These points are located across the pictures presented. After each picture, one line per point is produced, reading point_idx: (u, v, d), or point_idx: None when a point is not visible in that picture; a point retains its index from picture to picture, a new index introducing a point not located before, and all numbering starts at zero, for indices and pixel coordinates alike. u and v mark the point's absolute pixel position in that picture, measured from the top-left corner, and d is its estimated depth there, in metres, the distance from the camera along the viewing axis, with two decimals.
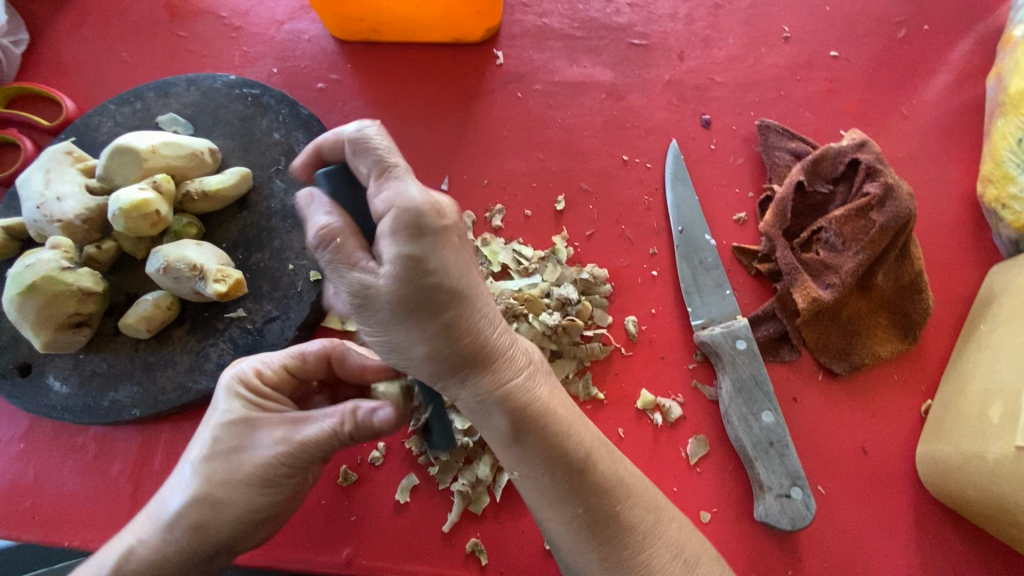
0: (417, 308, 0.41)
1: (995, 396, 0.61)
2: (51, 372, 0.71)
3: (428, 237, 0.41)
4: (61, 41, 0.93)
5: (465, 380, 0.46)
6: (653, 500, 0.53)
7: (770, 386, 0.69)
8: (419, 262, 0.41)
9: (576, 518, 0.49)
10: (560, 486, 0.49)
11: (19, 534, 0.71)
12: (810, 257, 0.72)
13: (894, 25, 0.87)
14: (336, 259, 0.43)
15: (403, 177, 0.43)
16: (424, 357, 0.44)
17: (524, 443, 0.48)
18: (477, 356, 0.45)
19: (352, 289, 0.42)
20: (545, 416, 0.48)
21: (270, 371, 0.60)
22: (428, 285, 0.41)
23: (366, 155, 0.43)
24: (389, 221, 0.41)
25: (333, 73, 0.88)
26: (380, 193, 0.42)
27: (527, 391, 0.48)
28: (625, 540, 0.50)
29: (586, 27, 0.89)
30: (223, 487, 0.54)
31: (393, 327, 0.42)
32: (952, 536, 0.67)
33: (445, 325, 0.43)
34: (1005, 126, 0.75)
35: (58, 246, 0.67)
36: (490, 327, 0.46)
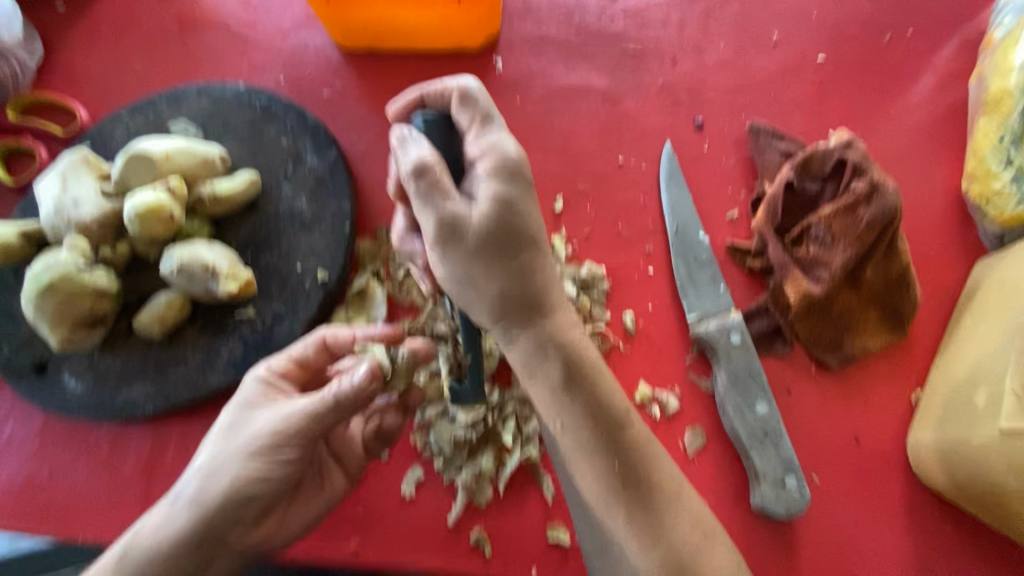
0: (501, 244, 0.50)
1: (980, 383, 0.63)
2: (67, 371, 0.73)
3: (520, 177, 0.52)
4: (74, 52, 0.96)
5: (525, 322, 0.53)
6: (674, 470, 0.56)
7: (764, 378, 0.71)
8: (513, 205, 0.51)
9: (612, 473, 0.53)
10: (601, 439, 0.53)
11: (35, 529, 0.72)
12: (801, 252, 0.75)
13: (879, 30, 0.90)
14: (431, 189, 0.50)
15: (500, 131, 0.54)
16: (495, 295, 0.51)
17: (572, 392, 0.53)
18: (538, 300, 0.53)
19: (445, 215, 0.49)
20: (587, 369, 0.54)
21: (280, 364, 0.64)
22: (514, 225, 0.51)
23: (470, 107, 0.55)
24: (490, 165, 0.51)
25: (337, 82, 0.91)
26: (480, 140, 0.53)
27: (576, 344, 0.54)
28: (652, 499, 0.53)
29: (582, 34, 0.92)
30: (225, 457, 0.58)
31: (476, 260, 0.50)
32: (944, 523, 0.69)
33: (519, 261, 0.51)
34: (987, 125, 0.78)
35: (75, 247, 0.69)
36: (551, 278, 0.55)
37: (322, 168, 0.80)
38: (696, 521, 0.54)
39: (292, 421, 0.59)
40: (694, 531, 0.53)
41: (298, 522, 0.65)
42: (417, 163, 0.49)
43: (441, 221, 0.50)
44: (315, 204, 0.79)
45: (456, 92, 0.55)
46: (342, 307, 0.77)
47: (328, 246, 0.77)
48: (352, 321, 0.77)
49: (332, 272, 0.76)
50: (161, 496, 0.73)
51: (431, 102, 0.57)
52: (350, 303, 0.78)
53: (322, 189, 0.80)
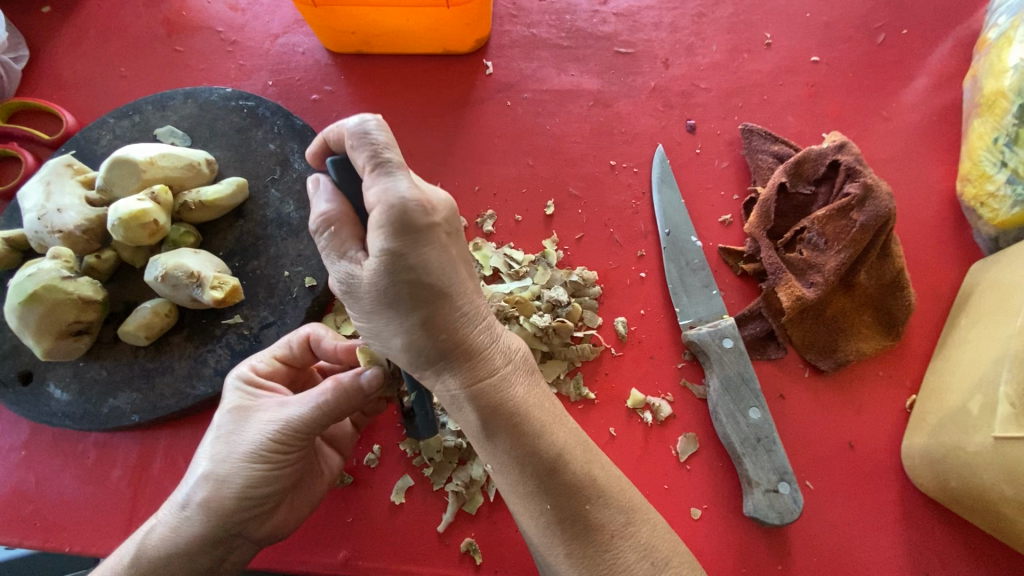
0: (393, 301, 0.45)
1: (975, 389, 0.62)
2: (52, 380, 0.72)
3: (414, 227, 0.44)
4: (61, 56, 0.95)
5: (439, 373, 0.49)
6: (622, 503, 0.53)
7: (756, 384, 0.70)
8: (397, 261, 0.44)
9: (544, 514, 0.51)
10: (530, 483, 0.50)
11: (21, 540, 0.72)
12: (794, 256, 0.74)
13: (872, 31, 0.89)
14: (331, 244, 0.48)
15: (400, 174, 0.45)
16: (401, 348, 0.48)
17: (494, 440, 0.50)
18: (451, 348, 0.48)
19: (342, 275, 0.48)
20: (513, 416, 0.50)
21: (263, 364, 0.63)
22: (402, 281, 0.45)
23: (365, 146, 0.45)
24: (375, 215, 0.44)
25: (326, 85, 0.90)
26: (372, 187, 0.44)
27: (499, 390, 0.50)
28: (590, 538, 0.51)
29: (573, 36, 0.91)
30: (229, 467, 0.56)
31: (376, 313, 0.47)
32: (939, 529, 0.68)
33: (421, 314, 0.46)
34: (981, 126, 0.77)
35: (59, 256, 0.68)
36: (472, 323, 0.49)
37: (310, 173, 0.80)
38: (645, 552, 0.52)
39: (290, 427, 0.57)
40: (641, 564, 0.51)
41: (302, 507, 0.65)
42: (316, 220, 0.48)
43: (342, 277, 0.48)
44: (302, 209, 0.78)
45: (349, 130, 0.45)
46: (331, 314, 0.76)
47: (316, 252, 0.76)
48: (340, 327, 0.76)
49: (320, 278, 0.75)
50: (149, 505, 0.72)
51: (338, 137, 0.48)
52: (339, 309, 0.76)
53: (309, 194, 0.79)
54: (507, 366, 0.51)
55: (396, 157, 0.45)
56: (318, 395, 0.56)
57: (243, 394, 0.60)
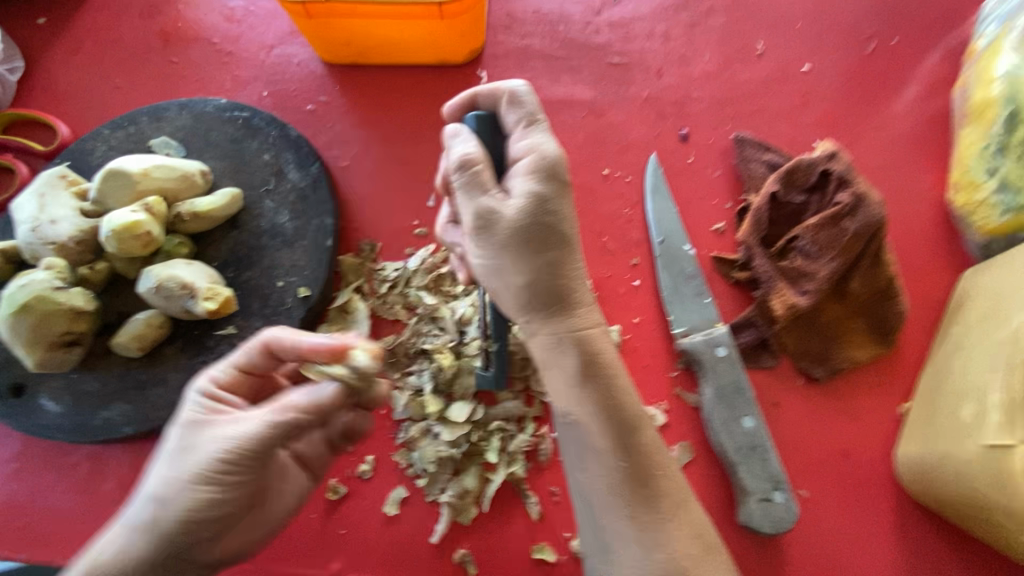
0: (531, 240, 0.53)
1: (966, 396, 0.62)
2: (44, 392, 0.72)
3: (559, 178, 0.54)
4: (57, 68, 0.95)
5: (546, 317, 0.57)
6: (681, 481, 0.57)
7: (750, 392, 0.70)
8: (544, 200, 0.53)
9: (617, 470, 0.55)
10: (614, 433, 0.55)
11: (12, 553, 0.71)
12: (786, 264, 0.74)
13: (863, 40, 0.90)
14: (470, 185, 0.54)
15: (544, 132, 0.55)
16: (516, 288, 0.56)
17: (586, 387, 0.56)
18: (558, 298, 0.56)
19: (480, 209, 0.53)
20: (604, 369, 0.57)
21: (223, 375, 0.58)
22: (543, 221, 0.53)
23: (517, 108, 0.56)
24: (527, 160, 0.54)
25: (321, 96, 0.91)
26: (524, 138, 0.55)
27: (594, 345, 0.57)
28: (654, 503, 0.54)
29: (566, 47, 0.92)
30: (173, 486, 0.51)
31: (504, 250, 0.54)
32: (934, 537, 0.68)
33: (545, 256, 0.54)
34: (971, 134, 0.78)
35: (52, 266, 0.68)
36: (577, 277, 0.57)
37: (304, 184, 0.80)
38: (696, 531, 0.55)
39: (244, 444, 0.51)
40: (695, 541, 0.54)
41: (263, 528, 0.59)
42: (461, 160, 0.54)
43: (473, 213, 0.54)
44: (297, 219, 0.78)
45: (505, 93, 0.57)
46: (325, 324, 0.77)
47: (310, 263, 0.76)
48: None
49: (314, 288, 0.75)
50: None
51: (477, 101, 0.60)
52: (333, 319, 0.77)
53: (304, 205, 0.79)
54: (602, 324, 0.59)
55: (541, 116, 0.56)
56: (271, 415, 0.51)
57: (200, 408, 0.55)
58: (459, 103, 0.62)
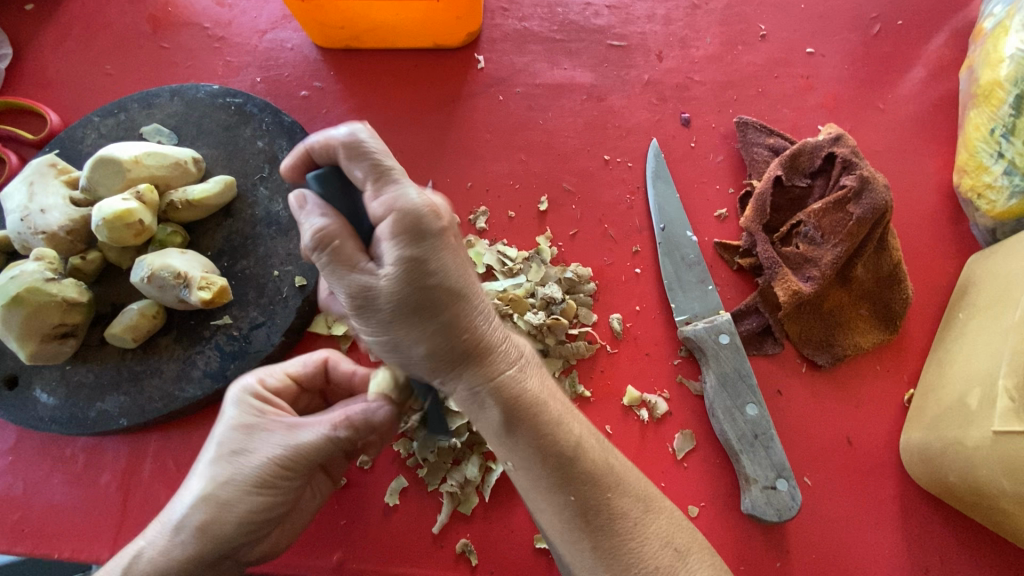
0: (417, 307, 0.46)
1: (972, 382, 0.61)
2: (38, 384, 0.71)
3: (428, 230, 0.46)
4: (45, 54, 0.93)
5: (459, 373, 0.49)
6: (640, 491, 0.53)
7: (753, 379, 0.69)
8: (418, 260, 0.46)
9: (568, 510, 0.50)
10: (555, 475, 0.50)
11: (8, 547, 0.71)
12: (790, 250, 0.73)
13: (868, 22, 0.88)
14: (334, 263, 0.47)
15: (402, 181, 0.48)
16: (420, 355, 0.49)
17: (516, 434, 0.50)
18: (467, 347, 0.49)
19: (353, 288, 0.47)
20: (533, 408, 0.50)
21: (273, 379, 0.63)
22: (424, 282, 0.46)
23: (363, 158, 0.48)
24: (388, 223, 0.46)
25: (316, 81, 0.89)
26: (379, 198, 0.47)
27: (517, 384, 0.51)
28: (614, 530, 0.50)
29: (565, 30, 0.90)
30: (231, 490, 0.55)
31: (393, 323, 0.47)
32: (937, 523, 0.68)
33: (437, 316, 0.47)
34: (978, 117, 0.76)
35: (42, 257, 0.67)
36: (484, 320, 0.50)
37: None
38: (666, 540, 0.51)
39: (303, 452, 0.56)
40: (665, 552, 0.50)
41: (294, 528, 0.65)
42: (316, 236, 0.47)
43: (348, 294, 0.47)
44: (292, 207, 0.77)
45: (342, 142, 0.48)
46: (322, 313, 0.76)
47: None
48: (332, 328, 0.75)
49: (310, 277, 0.74)
50: (138, 510, 0.71)
51: (315, 155, 0.50)
52: None
53: None
54: (515, 354, 0.52)
55: (389, 165, 0.48)
56: (330, 426, 0.56)
57: (244, 410, 0.59)
58: (293, 160, 0.52)
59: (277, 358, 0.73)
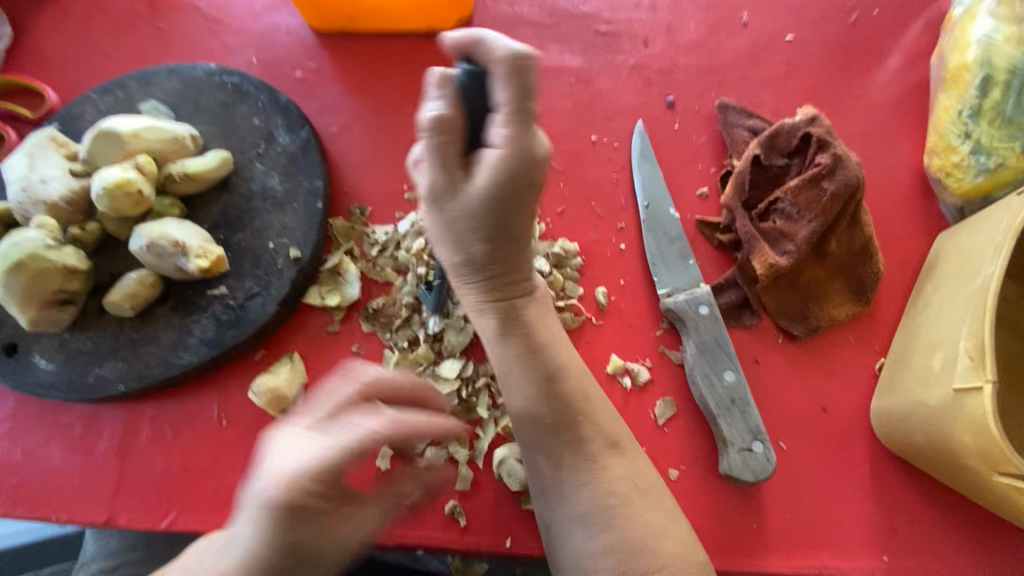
0: (472, 230, 0.56)
1: (937, 347, 0.64)
2: (37, 351, 0.73)
3: (523, 181, 0.51)
4: (43, 34, 0.95)
5: (476, 286, 0.62)
6: (613, 428, 0.63)
7: (731, 348, 0.72)
8: (501, 198, 0.52)
9: (542, 420, 0.62)
10: (535, 387, 0.62)
11: (7, 510, 0.72)
12: (767, 226, 0.76)
13: (845, 10, 0.92)
14: (431, 152, 0.52)
15: (534, 133, 0.49)
16: (455, 260, 0.60)
17: (509, 342, 0.63)
18: (492, 274, 0.61)
19: (434, 184, 0.54)
20: (526, 331, 0.63)
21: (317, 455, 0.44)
22: (493, 215, 0.54)
23: (517, 79, 0.46)
24: (499, 153, 0.49)
25: (311, 62, 0.91)
26: (502, 129, 0.49)
27: (519, 311, 0.64)
28: (575, 448, 0.61)
29: (554, 16, 0.92)
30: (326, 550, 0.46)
31: (454, 225, 0.56)
32: (906, 485, 0.71)
33: (485, 242, 0.57)
34: (947, 100, 0.79)
35: (43, 225, 0.69)
36: (519, 258, 0.61)
37: (294, 147, 0.81)
38: (628, 474, 0.61)
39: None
40: (625, 483, 0.61)
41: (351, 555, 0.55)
42: (431, 121, 0.49)
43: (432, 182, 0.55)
44: (287, 181, 0.79)
45: (504, 54, 0.45)
46: (316, 285, 0.78)
47: (300, 224, 0.77)
48: (325, 299, 0.77)
49: (305, 249, 0.76)
50: (135, 475, 0.73)
51: (474, 43, 0.48)
52: (324, 281, 0.78)
53: (295, 169, 0.80)
54: (531, 291, 0.65)
55: (534, 107, 0.49)
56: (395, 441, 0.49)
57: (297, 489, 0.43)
58: (458, 41, 0.49)
59: (272, 328, 0.75)
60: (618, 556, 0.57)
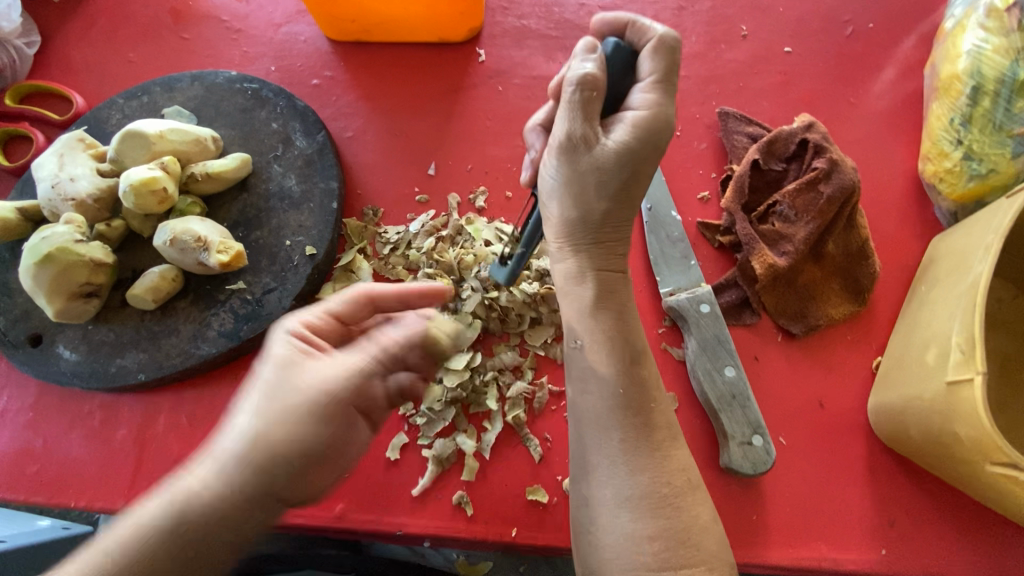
0: (600, 182, 0.58)
1: (931, 343, 0.66)
2: (61, 342, 0.76)
3: (656, 141, 0.56)
4: (71, 43, 0.99)
5: (581, 249, 0.63)
6: (673, 421, 0.61)
7: (732, 344, 0.74)
8: (634, 158, 0.56)
9: (616, 397, 0.59)
10: (618, 362, 0.60)
11: (27, 497, 0.74)
12: (767, 228, 0.79)
13: (841, 24, 0.95)
14: (577, 106, 0.54)
15: (669, 98, 0.55)
16: (564, 220, 0.61)
17: (600, 316, 0.62)
18: (597, 238, 0.62)
19: (575, 133, 0.56)
20: (621, 305, 0.63)
21: (319, 321, 0.58)
22: (625, 172, 0.57)
23: (663, 55, 0.54)
24: (642, 114, 0.55)
25: (327, 71, 0.95)
26: (647, 94, 0.55)
27: (614, 284, 0.63)
28: (644, 432, 0.58)
29: (561, 27, 0.96)
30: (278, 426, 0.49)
31: (576, 180, 0.58)
32: (903, 480, 0.73)
33: (607, 201, 0.59)
34: (939, 109, 0.83)
35: (71, 221, 0.72)
36: (625, 228, 0.63)
37: (311, 150, 0.84)
38: (684, 467, 0.58)
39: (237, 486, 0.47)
40: (681, 475, 0.58)
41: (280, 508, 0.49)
42: (584, 77, 0.53)
43: (566, 133, 0.57)
44: (304, 183, 0.82)
45: (658, 32, 0.54)
46: (330, 282, 0.81)
47: (316, 223, 0.80)
48: None
49: (320, 247, 0.79)
50: (152, 463, 0.75)
51: (627, 25, 0.56)
52: (338, 278, 0.81)
53: (311, 170, 0.83)
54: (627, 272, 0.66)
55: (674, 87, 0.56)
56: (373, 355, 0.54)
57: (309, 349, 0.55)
58: (611, 19, 0.56)
59: None
60: (664, 544, 0.54)
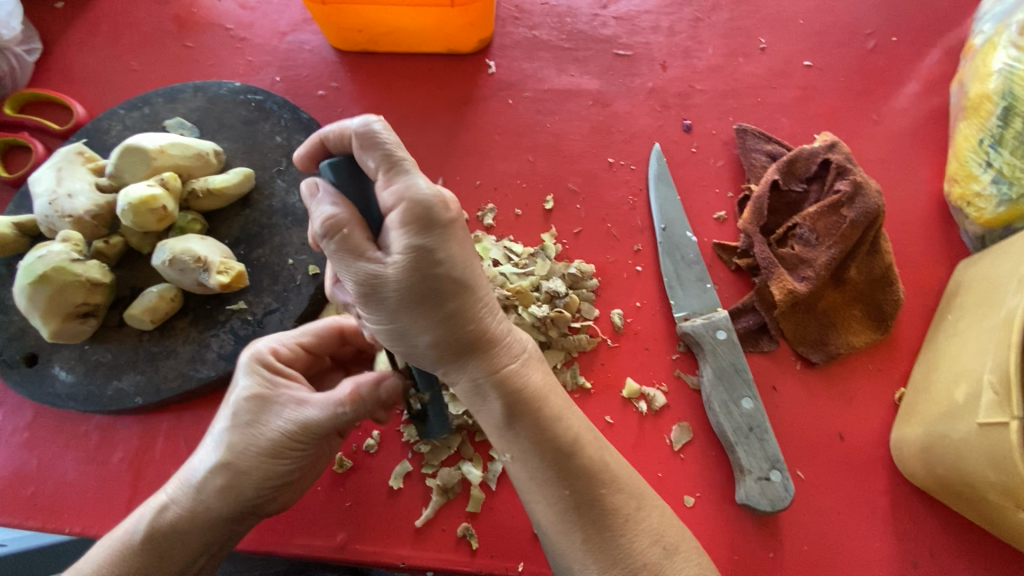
0: (419, 299, 0.47)
1: (961, 378, 0.63)
2: (57, 363, 0.74)
3: (434, 223, 0.46)
4: (72, 50, 0.97)
5: (464, 364, 0.52)
6: (636, 488, 0.57)
7: (749, 374, 0.71)
8: (427, 255, 0.46)
9: (563, 499, 0.54)
10: (552, 467, 0.54)
11: (20, 521, 0.72)
12: (786, 251, 0.76)
13: (864, 37, 0.92)
14: (342, 251, 0.47)
15: (413, 172, 0.47)
16: (427, 352, 0.50)
17: (516, 427, 0.54)
18: (472, 342, 0.51)
19: (360, 279, 0.47)
20: (535, 402, 0.54)
21: (284, 348, 0.62)
22: (433, 277, 0.46)
23: (374, 149, 0.47)
24: (397, 214, 0.46)
25: (333, 81, 0.92)
26: (389, 187, 0.46)
27: (518, 376, 0.54)
28: (606, 523, 0.53)
29: (573, 39, 0.94)
30: (250, 455, 0.56)
31: (399, 318, 0.48)
32: (927, 517, 0.70)
33: (442, 310, 0.48)
34: (967, 129, 0.80)
35: (68, 239, 0.70)
36: (489, 312, 0.52)
37: None
38: (656, 537, 0.54)
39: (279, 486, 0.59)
40: (654, 549, 0.54)
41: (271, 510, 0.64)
42: (324, 226, 0.46)
43: (356, 283, 0.47)
44: None
45: (355, 133, 0.47)
46: (335, 302, 0.78)
47: None
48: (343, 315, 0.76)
49: (324, 266, 0.76)
50: (149, 488, 0.73)
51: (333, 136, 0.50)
52: None
53: None
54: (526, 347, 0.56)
55: (409, 162, 0.47)
56: (342, 400, 0.56)
57: (258, 380, 0.58)
58: (308, 147, 0.52)
59: None
60: None
